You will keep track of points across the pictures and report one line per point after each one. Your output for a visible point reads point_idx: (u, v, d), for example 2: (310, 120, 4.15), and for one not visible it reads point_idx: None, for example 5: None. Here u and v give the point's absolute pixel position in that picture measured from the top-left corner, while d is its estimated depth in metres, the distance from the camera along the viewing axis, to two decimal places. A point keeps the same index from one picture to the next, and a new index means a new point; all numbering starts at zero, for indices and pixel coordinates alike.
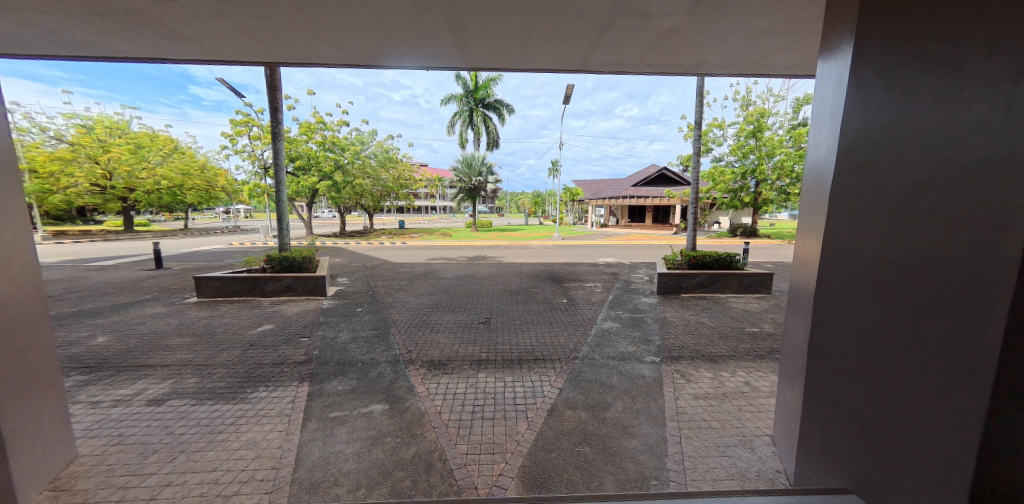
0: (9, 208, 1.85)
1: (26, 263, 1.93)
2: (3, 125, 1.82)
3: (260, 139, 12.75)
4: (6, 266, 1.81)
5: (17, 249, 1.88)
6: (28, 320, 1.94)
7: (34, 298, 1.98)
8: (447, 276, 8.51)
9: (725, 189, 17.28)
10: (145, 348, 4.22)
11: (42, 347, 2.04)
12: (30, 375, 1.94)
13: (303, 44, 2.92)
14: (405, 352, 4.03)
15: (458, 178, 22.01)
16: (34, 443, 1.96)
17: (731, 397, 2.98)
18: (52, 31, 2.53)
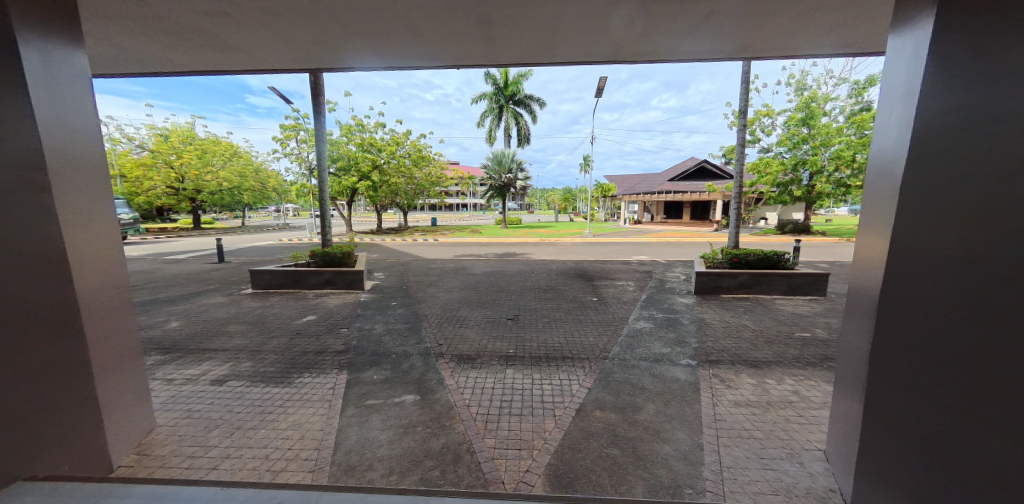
0: (102, 207, 2.10)
1: (112, 254, 2.14)
2: (93, 136, 2.07)
3: (305, 142, 13.57)
4: (97, 255, 2.03)
5: (107, 241, 2.11)
6: (115, 304, 2.16)
7: (118, 285, 2.19)
8: (477, 272, 8.64)
9: (773, 182, 16.40)
10: (207, 333, 4.65)
11: (126, 328, 2.26)
12: (118, 351, 2.18)
13: (343, 50, 3.06)
14: (435, 346, 4.15)
15: (488, 175, 22.15)
16: (121, 414, 2.20)
17: (777, 406, 2.79)
18: (127, 48, 2.82)
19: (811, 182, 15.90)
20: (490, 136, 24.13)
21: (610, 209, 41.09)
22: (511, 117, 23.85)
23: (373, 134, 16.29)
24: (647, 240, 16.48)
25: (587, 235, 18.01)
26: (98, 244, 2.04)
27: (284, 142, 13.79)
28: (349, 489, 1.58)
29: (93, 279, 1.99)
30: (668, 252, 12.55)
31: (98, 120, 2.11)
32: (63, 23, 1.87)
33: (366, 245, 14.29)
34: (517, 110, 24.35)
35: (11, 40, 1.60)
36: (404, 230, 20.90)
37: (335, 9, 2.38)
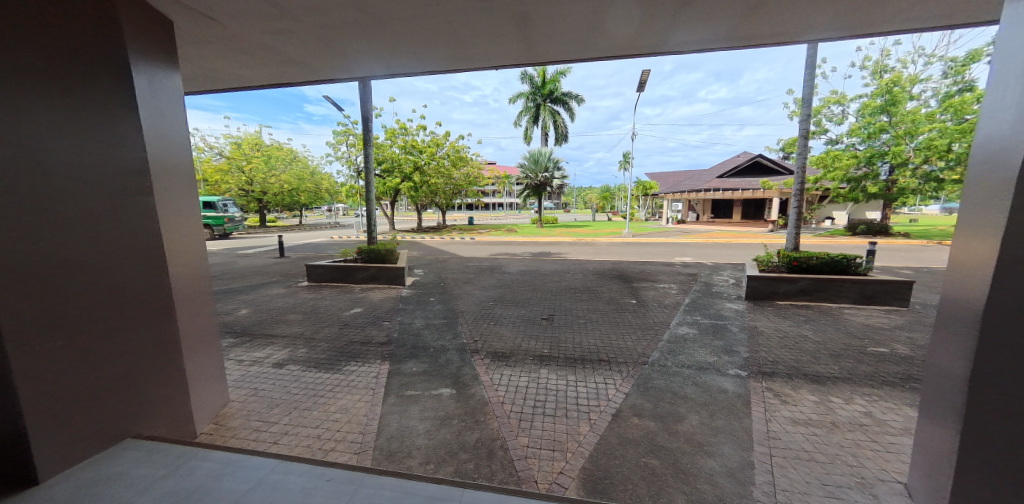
0: (186, 208, 2.41)
1: (195, 248, 2.49)
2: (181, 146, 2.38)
3: (353, 146, 14.40)
4: (184, 249, 2.38)
5: (190, 237, 2.44)
6: (196, 292, 2.51)
7: (199, 276, 2.54)
8: (512, 271, 8.68)
9: (843, 178, 15.00)
10: (269, 321, 5.10)
11: (204, 314, 2.60)
12: (198, 333, 2.52)
13: (389, 58, 3.20)
14: (471, 342, 4.22)
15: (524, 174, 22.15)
16: (199, 390, 2.51)
17: (844, 428, 2.52)
18: (207, 65, 3.16)
19: (891, 177, 14.44)
20: (527, 135, 24.11)
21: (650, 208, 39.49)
22: (548, 116, 23.67)
23: (414, 136, 16.90)
24: (691, 240, 15.65)
25: (626, 235, 17.46)
26: (180, 240, 2.35)
27: (335, 146, 14.73)
28: (388, 474, 1.72)
29: (180, 269, 2.32)
30: (715, 253, 11.80)
31: (186, 132, 2.43)
32: (160, 51, 2.20)
33: (406, 243, 14.90)
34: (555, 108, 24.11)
35: (123, 67, 1.92)
36: (442, 229, 21.52)
37: (381, 19, 2.48)
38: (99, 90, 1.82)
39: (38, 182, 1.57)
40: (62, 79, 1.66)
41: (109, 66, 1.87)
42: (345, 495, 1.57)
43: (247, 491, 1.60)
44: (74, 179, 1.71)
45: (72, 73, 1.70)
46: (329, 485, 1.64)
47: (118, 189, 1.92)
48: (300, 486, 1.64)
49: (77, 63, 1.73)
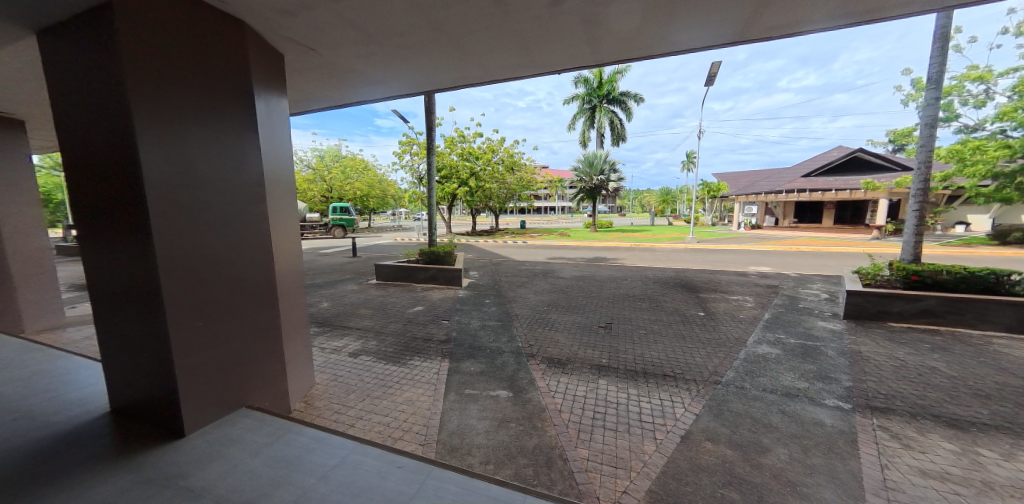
0: (287, 214, 2.77)
1: (293, 248, 2.87)
2: (286, 160, 2.76)
3: (416, 155, 15.41)
4: (286, 249, 2.75)
5: (290, 239, 2.81)
6: (294, 287, 2.88)
7: (295, 272, 2.91)
8: (566, 276, 8.56)
9: (987, 173, 12.13)
10: (345, 314, 5.67)
11: (298, 305, 2.96)
12: (294, 322, 2.89)
13: (457, 70, 3.35)
14: (527, 346, 4.24)
15: (578, 177, 21.65)
16: (294, 372, 2.89)
17: (997, 490, 2.01)
18: (306, 89, 3.63)
19: None
20: (583, 139, 23.62)
21: (721, 212, 36.13)
22: (605, 117, 22.88)
23: (472, 143, 17.54)
24: (768, 248, 13.95)
25: (691, 240, 16.15)
26: (284, 241, 2.72)
27: (401, 155, 15.88)
28: (453, 468, 1.81)
29: (282, 267, 2.69)
30: (800, 263, 10.37)
31: (291, 149, 2.81)
32: (273, 81, 2.58)
33: (463, 246, 15.52)
34: (612, 109, 23.35)
35: (249, 96, 2.31)
36: (497, 233, 22.00)
37: (454, 35, 2.63)
38: (233, 117, 2.21)
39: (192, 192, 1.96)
40: (210, 109, 2.06)
41: (240, 96, 2.25)
42: (416, 483, 1.69)
43: (332, 466, 1.81)
44: (215, 190, 2.12)
45: (215, 105, 2.09)
46: (401, 470, 1.78)
47: (244, 198, 2.31)
48: (375, 469, 1.80)
49: (219, 95, 2.13)
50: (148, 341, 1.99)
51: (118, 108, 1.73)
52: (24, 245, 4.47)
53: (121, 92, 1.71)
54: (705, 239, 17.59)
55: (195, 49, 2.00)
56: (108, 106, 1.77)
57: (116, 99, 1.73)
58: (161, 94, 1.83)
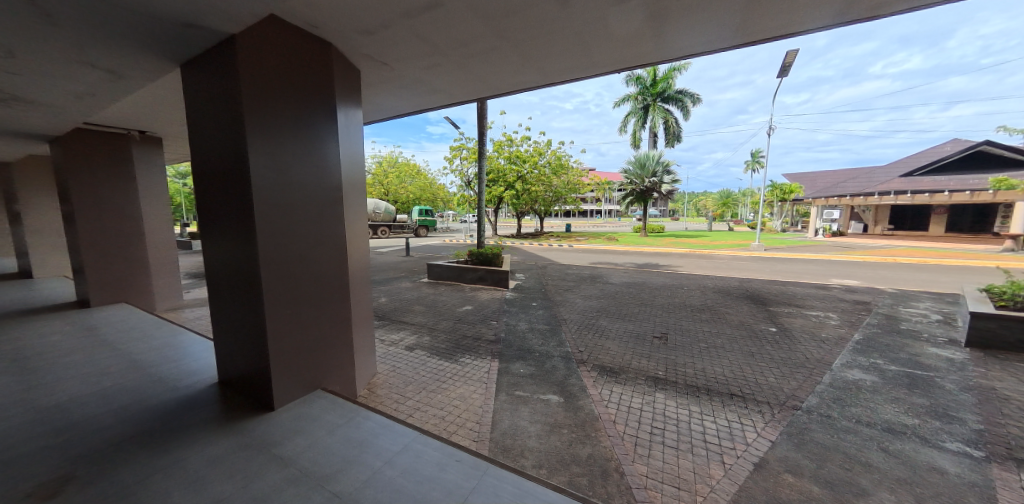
0: (359, 216, 3.04)
1: (363, 247, 3.12)
2: (360, 166, 3.03)
3: (465, 159, 15.82)
4: (358, 247, 3.02)
5: (360, 239, 3.07)
6: (364, 282, 3.15)
7: (365, 269, 3.18)
8: (615, 282, 8.24)
9: None
10: (401, 310, 6.03)
11: (366, 299, 3.23)
12: (363, 315, 3.15)
13: (517, 75, 3.42)
14: (576, 352, 4.15)
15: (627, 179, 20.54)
16: (361, 361, 3.15)
17: None
18: (377, 100, 3.93)
19: None
20: (635, 139, 22.52)
21: (796, 216, 32.30)
22: (660, 116, 21.61)
23: (519, 147, 17.56)
24: (854, 258, 12.15)
25: (756, 246, 14.60)
26: (357, 240, 3.00)
27: (451, 159, 16.42)
28: (510, 469, 1.87)
29: (355, 263, 2.96)
30: (896, 277, 8.89)
31: (364, 156, 3.08)
32: (352, 95, 2.85)
33: (511, 248, 15.68)
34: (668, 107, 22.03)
35: (335, 111, 2.59)
36: (540, 237, 21.46)
37: (516, 41, 2.68)
38: (322, 130, 2.50)
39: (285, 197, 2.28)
40: (302, 124, 2.36)
41: (328, 111, 2.54)
42: (474, 479, 1.77)
43: (397, 452, 1.98)
44: (304, 194, 2.41)
45: (307, 120, 2.39)
46: (460, 464, 1.88)
47: (327, 202, 2.59)
48: (436, 460, 1.92)
49: (312, 112, 2.43)
50: (250, 324, 2.33)
51: (238, 126, 2.08)
52: (156, 240, 5.42)
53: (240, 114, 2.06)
54: (774, 247, 15.82)
55: (293, 72, 2.30)
56: (231, 125, 2.12)
57: (237, 119, 2.08)
58: (266, 113, 2.15)
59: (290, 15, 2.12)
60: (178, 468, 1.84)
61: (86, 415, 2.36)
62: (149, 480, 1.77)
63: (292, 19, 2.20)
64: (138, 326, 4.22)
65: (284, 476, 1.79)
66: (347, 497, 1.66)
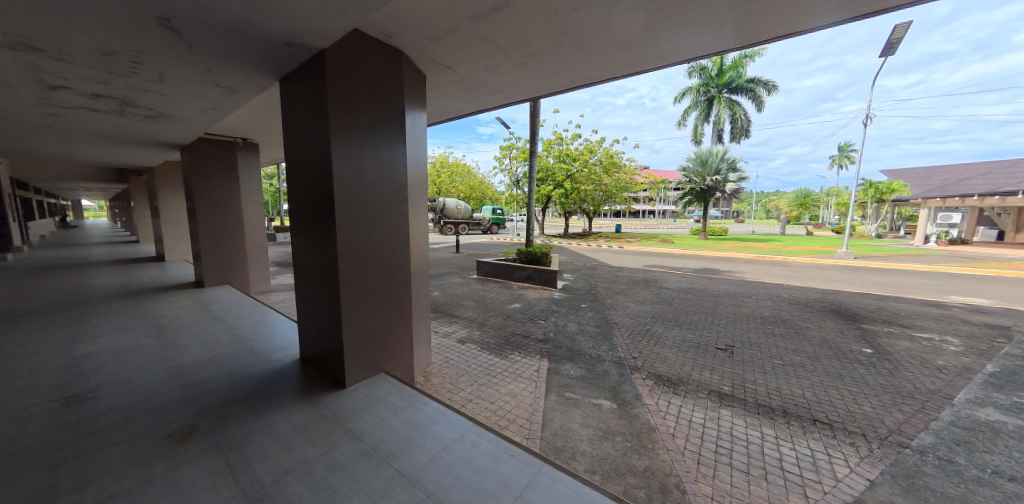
0: (422, 213, 3.22)
1: (424, 243, 3.29)
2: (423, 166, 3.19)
3: (514, 158, 15.88)
4: (420, 243, 3.19)
5: (422, 235, 3.24)
6: (424, 276, 3.33)
7: (425, 264, 3.35)
8: (670, 287, 7.73)
9: None
10: (454, 304, 6.26)
11: (425, 292, 3.40)
12: (422, 306, 3.33)
13: (577, 72, 3.37)
14: (630, 358, 3.97)
15: (686, 178, 19.00)
16: (419, 350, 3.34)
17: None
18: (439, 102, 4.12)
19: None
20: (698, 134, 20.88)
21: (897, 220, 27.60)
22: (727, 109, 19.79)
23: (570, 145, 17.19)
24: (978, 271, 10.05)
25: (843, 253, 12.71)
26: (419, 235, 3.18)
27: (501, 159, 16.59)
28: (564, 470, 1.86)
29: (417, 257, 3.13)
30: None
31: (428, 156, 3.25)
32: (419, 100, 3.04)
33: (560, 248, 15.49)
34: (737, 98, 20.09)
35: (404, 115, 2.77)
36: (590, 237, 20.97)
37: (579, 37, 2.64)
38: (394, 134, 2.70)
39: (360, 195, 2.50)
40: (377, 129, 2.58)
41: (399, 116, 2.73)
42: (528, 475, 1.80)
43: (453, 440, 2.07)
44: (376, 192, 2.62)
45: (381, 125, 2.60)
46: (514, 459, 1.92)
47: (394, 199, 2.77)
48: (490, 452, 1.98)
49: (386, 117, 2.63)
50: (329, 309, 2.60)
51: (326, 132, 2.34)
52: (253, 232, 6.26)
53: (327, 121, 2.32)
54: (866, 255, 13.69)
55: (370, 80, 2.51)
56: (319, 130, 2.39)
57: (325, 126, 2.34)
58: (347, 118, 2.39)
59: (370, 28, 2.32)
60: (271, 430, 2.14)
61: (204, 376, 2.82)
62: (250, 437, 2.07)
63: (371, 31, 2.40)
64: (238, 305, 4.93)
65: (356, 449, 1.99)
66: (410, 476, 1.79)
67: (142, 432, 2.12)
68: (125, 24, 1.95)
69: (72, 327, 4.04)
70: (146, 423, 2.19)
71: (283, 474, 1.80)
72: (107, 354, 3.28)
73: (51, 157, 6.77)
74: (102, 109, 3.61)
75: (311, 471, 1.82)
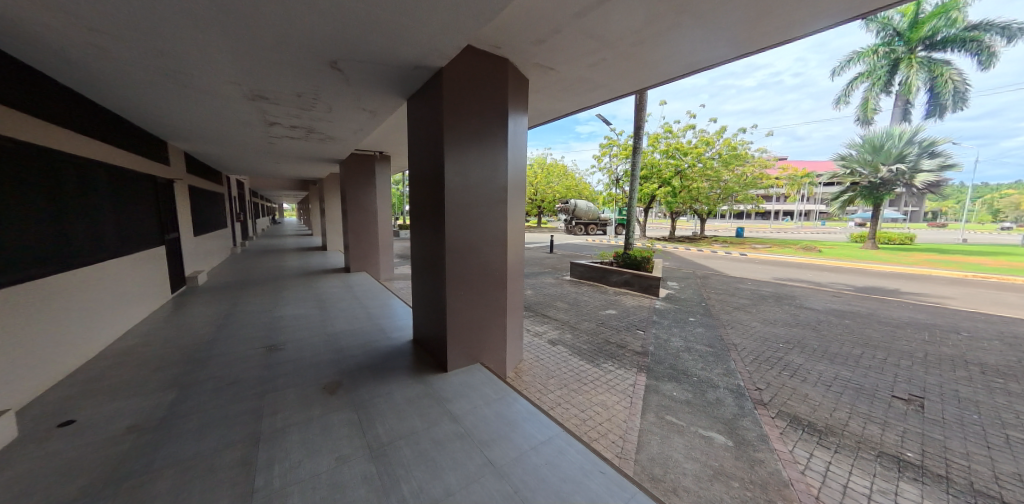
0: (520, 213, 3.26)
1: (521, 243, 3.30)
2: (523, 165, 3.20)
3: (616, 155, 15.01)
4: (518, 242, 3.23)
5: (520, 234, 3.28)
6: (520, 275, 3.35)
7: (522, 263, 3.36)
8: (811, 307, 6.25)
9: None
10: (546, 304, 6.23)
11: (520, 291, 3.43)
12: (518, 305, 3.36)
13: (697, 53, 2.94)
14: (753, 389, 3.32)
15: (847, 168, 14.95)
16: (512, 346, 3.40)
17: None
18: (540, 104, 4.12)
19: None
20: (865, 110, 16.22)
21: None
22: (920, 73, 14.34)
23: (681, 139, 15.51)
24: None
25: None
26: (517, 235, 3.23)
27: (601, 157, 15.90)
28: None
29: (514, 256, 3.17)
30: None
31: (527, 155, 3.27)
32: (523, 101, 3.06)
33: (663, 253, 14.09)
34: (944, 54, 14.33)
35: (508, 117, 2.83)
36: (701, 241, 18.67)
37: (701, 13, 2.30)
38: (499, 136, 2.79)
39: (466, 194, 2.66)
40: (483, 132, 2.71)
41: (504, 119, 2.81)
42: (620, 499, 1.63)
43: (541, 441, 2.02)
44: (480, 193, 2.76)
45: (487, 128, 2.72)
46: (604, 477, 1.76)
47: (495, 198, 2.86)
48: (579, 463, 1.86)
49: (490, 119, 2.73)
50: (436, 299, 2.84)
51: (438, 137, 2.57)
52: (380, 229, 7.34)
53: (440, 128, 2.55)
54: None
55: (479, 86, 2.64)
56: (434, 137, 2.64)
57: (438, 131, 2.57)
58: (457, 123, 2.56)
59: (482, 39, 2.46)
60: (388, 398, 2.46)
61: (346, 345, 3.43)
62: (374, 400, 2.44)
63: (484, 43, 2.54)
64: (369, 289, 5.83)
65: (452, 429, 2.12)
66: (500, 468, 1.82)
67: (307, 381, 2.70)
68: (312, 70, 2.52)
69: (271, 295, 5.44)
70: (308, 376, 2.78)
71: (397, 437, 2.05)
72: (290, 317, 4.30)
73: (262, 172, 9.20)
74: (294, 137, 4.70)
75: (417, 441, 2.02)
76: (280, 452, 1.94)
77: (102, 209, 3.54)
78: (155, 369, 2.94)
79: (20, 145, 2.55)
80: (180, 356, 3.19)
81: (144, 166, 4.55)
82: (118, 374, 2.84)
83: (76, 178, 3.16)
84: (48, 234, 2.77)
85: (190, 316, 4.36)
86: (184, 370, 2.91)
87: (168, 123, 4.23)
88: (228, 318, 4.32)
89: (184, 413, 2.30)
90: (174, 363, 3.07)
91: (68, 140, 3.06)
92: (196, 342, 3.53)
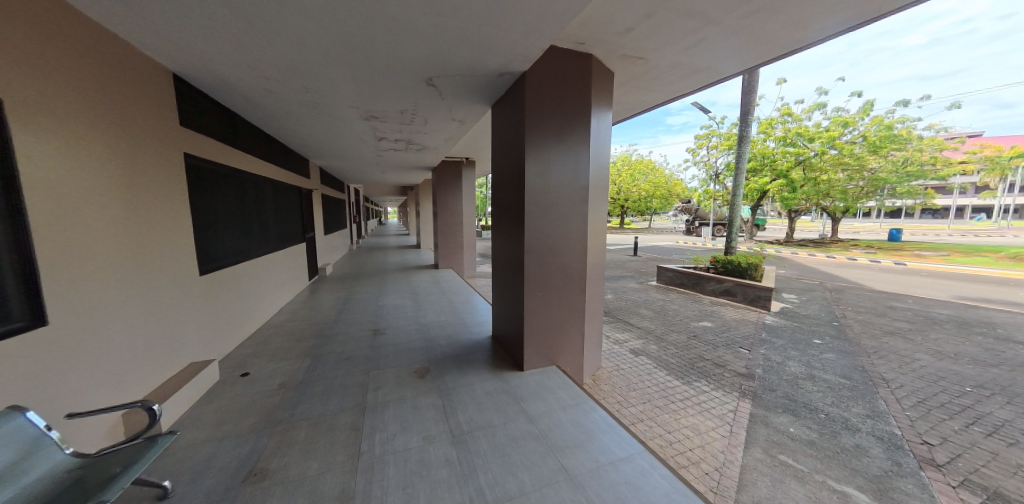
0: (602, 210, 3.02)
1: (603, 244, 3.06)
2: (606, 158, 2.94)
3: (716, 146, 13.31)
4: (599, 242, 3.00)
5: (602, 233, 3.04)
6: (600, 277, 3.10)
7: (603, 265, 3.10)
8: (1006, 340, 4.60)
9: None
10: (628, 311, 5.78)
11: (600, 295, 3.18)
12: (597, 310, 3.12)
13: (835, 13, 2.34)
14: (914, 441, 2.53)
15: None
16: (590, 352, 3.19)
17: None
18: (627, 97, 3.80)
19: None
20: None
21: None
22: None
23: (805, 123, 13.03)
24: None
25: None
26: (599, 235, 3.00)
27: (697, 149, 14.28)
28: None
29: (595, 257, 2.95)
30: None
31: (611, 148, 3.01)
32: (607, 91, 2.83)
33: (774, 259, 12.01)
34: None
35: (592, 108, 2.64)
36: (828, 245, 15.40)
37: None
38: (583, 127, 2.62)
39: (548, 189, 2.56)
40: (566, 123, 2.57)
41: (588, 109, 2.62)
42: None
43: (621, 457, 1.80)
44: (562, 189, 2.62)
45: (570, 119, 2.57)
46: None
47: (577, 194, 2.69)
48: (665, 490, 1.59)
49: (573, 109, 2.57)
50: (515, 297, 2.80)
51: (520, 128, 2.50)
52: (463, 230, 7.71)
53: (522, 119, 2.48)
54: None
55: (562, 75, 2.51)
56: (516, 131, 2.59)
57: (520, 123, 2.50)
58: (540, 114, 2.47)
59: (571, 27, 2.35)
60: (467, 389, 2.48)
61: (433, 334, 3.63)
62: (458, 388, 2.50)
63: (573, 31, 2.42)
64: (452, 285, 6.13)
65: (527, 428, 2.03)
66: (575, 477, 1.66)
67: (402, 364, 2.91)
68: None
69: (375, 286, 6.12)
70: (403, 360, 2.99)
71: (477, 428, 2.04)
72: (388, 307, 4.75)
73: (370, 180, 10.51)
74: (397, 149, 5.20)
75: (494, 433, 1.99)
76: (382, 423, 2.09)
77: (269, 216, 4.34)
78: (296, 339, 3.53)
79: (224, 168, 3.24)
80: (308, 331, 3.75)
81: (294, 181, 5.50)
82: (272, 340, 3.47)
83: (255, 193, 3.93)
84: (239, 230, 3.44)
85: (318, 299, 5.16)
86: (310, 343, 3.41)
87: (309, 144, 5.08)
88: (344, 303, 4.97)
89: (313, 378, 2.68)
90: (304, 336, 3.62)
91: (250, 162, 3.81)
92: (321, 321, 4.11)
